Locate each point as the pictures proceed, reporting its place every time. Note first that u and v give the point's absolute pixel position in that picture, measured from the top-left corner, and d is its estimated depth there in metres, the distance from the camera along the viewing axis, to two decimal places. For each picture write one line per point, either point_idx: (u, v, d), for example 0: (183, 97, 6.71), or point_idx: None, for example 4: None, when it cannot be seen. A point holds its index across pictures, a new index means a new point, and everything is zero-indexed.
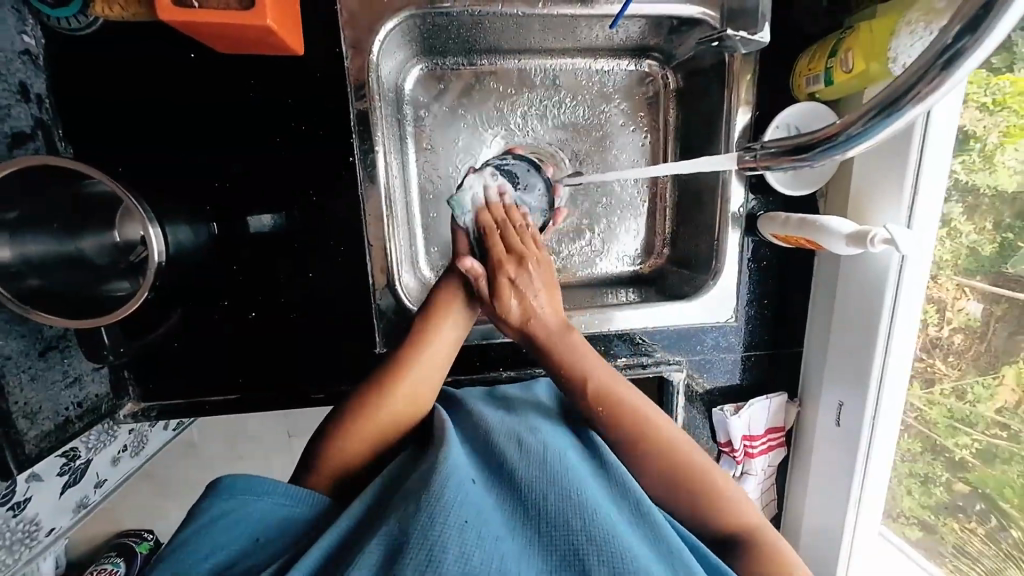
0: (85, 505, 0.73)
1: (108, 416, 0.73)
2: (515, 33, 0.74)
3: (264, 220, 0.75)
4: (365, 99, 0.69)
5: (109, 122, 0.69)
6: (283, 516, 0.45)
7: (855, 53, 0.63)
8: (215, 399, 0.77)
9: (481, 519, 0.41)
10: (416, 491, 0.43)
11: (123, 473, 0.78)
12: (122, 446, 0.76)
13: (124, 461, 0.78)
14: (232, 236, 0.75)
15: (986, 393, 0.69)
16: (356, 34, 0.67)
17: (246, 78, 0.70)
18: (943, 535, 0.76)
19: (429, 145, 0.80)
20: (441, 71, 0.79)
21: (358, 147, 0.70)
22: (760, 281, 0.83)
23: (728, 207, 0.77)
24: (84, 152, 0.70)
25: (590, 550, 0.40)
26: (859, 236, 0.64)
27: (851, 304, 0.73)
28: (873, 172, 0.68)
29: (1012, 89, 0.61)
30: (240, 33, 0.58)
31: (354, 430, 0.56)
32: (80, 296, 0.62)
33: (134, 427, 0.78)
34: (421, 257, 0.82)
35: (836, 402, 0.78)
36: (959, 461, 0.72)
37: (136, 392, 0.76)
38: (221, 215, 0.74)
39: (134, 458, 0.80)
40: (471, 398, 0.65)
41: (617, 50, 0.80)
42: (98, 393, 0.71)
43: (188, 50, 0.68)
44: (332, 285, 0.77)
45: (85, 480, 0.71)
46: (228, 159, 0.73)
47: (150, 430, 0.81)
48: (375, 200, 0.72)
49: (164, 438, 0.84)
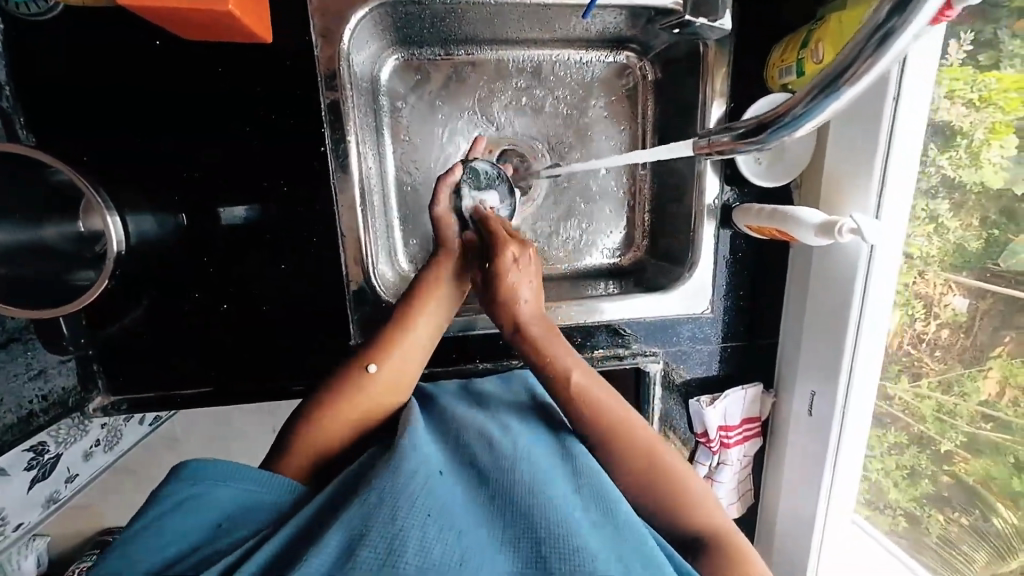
0: (56, 500, 0.73)
1: (76, 411, 0.72)
2: (492, 22, 0.73)
3: (238, 213, 0.73)
4: (336, 89, 0.68)
5: (72, 108, 0.67)
6: (246, 499, 0.45)
7: (825, 44, 0.63)
8: (186, 393, 0.76)
9: (446, 514, 0.41)
10: (381, 479, 0.43)
11: (97, 467, 0.77)
12: (94, 440, 0.75)
13: (96, 456, 0.77)
14: (200, 228, 0.73)
15: (971, 387, 0.69)
16: (326, 21, 0.66)
17: (213, 66, 0.68)
18: (928, 527, 0.76)
19: (406, 136, 0.79)
20: (418, 62, 0.78)
21: (329, 136, 0.69)
22: (735, 272, 0.83)
23: (705, 198, 0.77)
24: (44, 138, 0.67)
25: (555, 552, 0.40)
26: (828, 225, 0.65)
27: (822, 295, 0.74)
28: (840, 160, 0.69)
29: (999, 85, 0.62)
30: (201, 19, 0.57)
31: (332, 413, 0.56)
32: (46, 286, 0.60)
33: (108, 422, 0.77)
34: (399, 250, 0.81)
35: (808, 391, 0.78)
36: (946, 453, 0.73)
37: (106, 384, 0.74)
38: (191, 206, 0.72)
39: (107, 454, 0.78)
40: (445, 397, 0.65)
41: (596, 41, 0.79)
42: (65, 386, 0.71)
43: (153, 37, 0.67)
44: (304, 278, 0.76)
45: (56, 474, 0.70)
46: (196, 148, 0.71)
47: (125, 425, 0.80)
48: (349, 192, 0.71)
49: (141, 432, 0.83)
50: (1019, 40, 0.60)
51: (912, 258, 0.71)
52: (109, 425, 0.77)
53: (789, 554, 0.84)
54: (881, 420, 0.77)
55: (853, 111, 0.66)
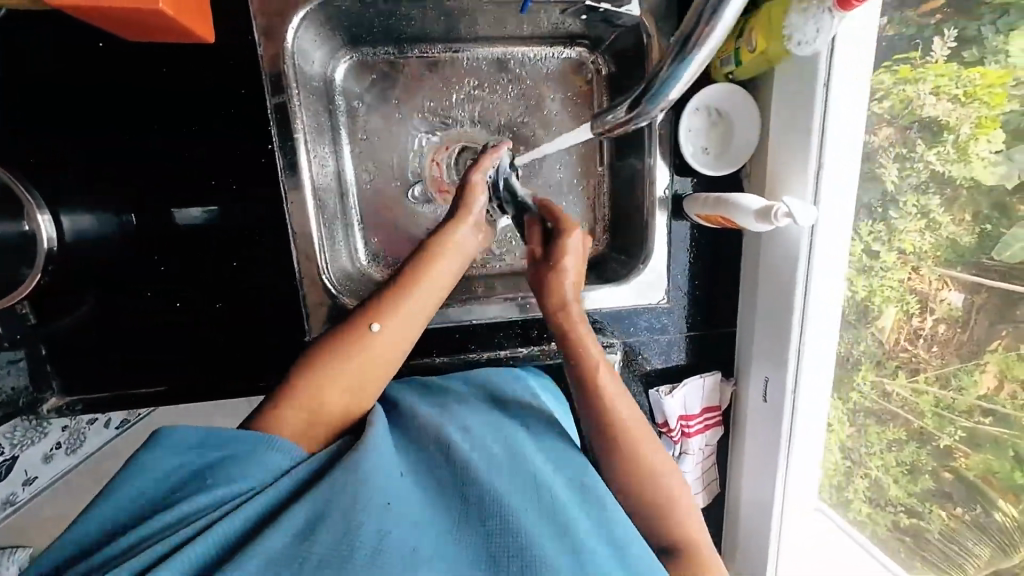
0: (13, 501, 0.78)
1: (28, 412, 0.69)
2: (436, 20, 0.75)
3: (193, 213, 0.74)
4: (282, 91, 0.70)
5: (58, 105, 0.68)
6: (227, 458, 0.46)
7: (757, 33, 0.68)
8: (143, 391, 0.74)
9: (402, 505, 0.46)
10: (341, 464, 0.47)
11: (58, 469, 0.83)
12: (55, 443, 0.80)
13: (57, 458, 0.82)
14: (148, 227, 0.74)
15: (969, 381, 0.66)
16: (269, 22, 0.68)
17: (156, 65, 0.68)
18: (930, 521, 0.73)
19: (364, 135, 0.80)
20: (372, 62, 0.79)
21: (275, 134, 0.71)
22: (695, 259, 0.84)
23: (654, 189, 0.80)
24: (30, 135, 0.67)
25: (505, 550, 0.45)
26: (766, 211, 0.68)
27: (769, 281, 0.76)
28: (782, 149, 0.71)
29: (982, 81, 0.60)
30: (135, 18, 0.57)
31: (321, 382, 0.54)
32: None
33: (69, 426, 0.82)
34: (361, 249, 0.82)
35: (762, 377, 0.80)
36: (944, 450, 0.70)
37: (60, 385, 0.72)
38: (138, 206, 0.73)
39: (69, 456, 0.83)
40: (405, 394, 0.65)
41: (547, 37, 0.80)
42: (16, 386, 0.67)
43: (97, 39, 0.67)
44: (253, 277, 0.76)
45: (14, 476, 0.76)
46: (137, 148, 0.71)
47: (87, 428, 0.85)
48: (300, 188, 0.73)
49: (105, 436, 0.88)
50: (1004, 35, 0.59)
51: (906, 253, 0.69)
52: (69, 428, 0.82)
53: (753, 538, 0.85)
54: (882, 417, 0.76)
55: (787, 101, 0.69)
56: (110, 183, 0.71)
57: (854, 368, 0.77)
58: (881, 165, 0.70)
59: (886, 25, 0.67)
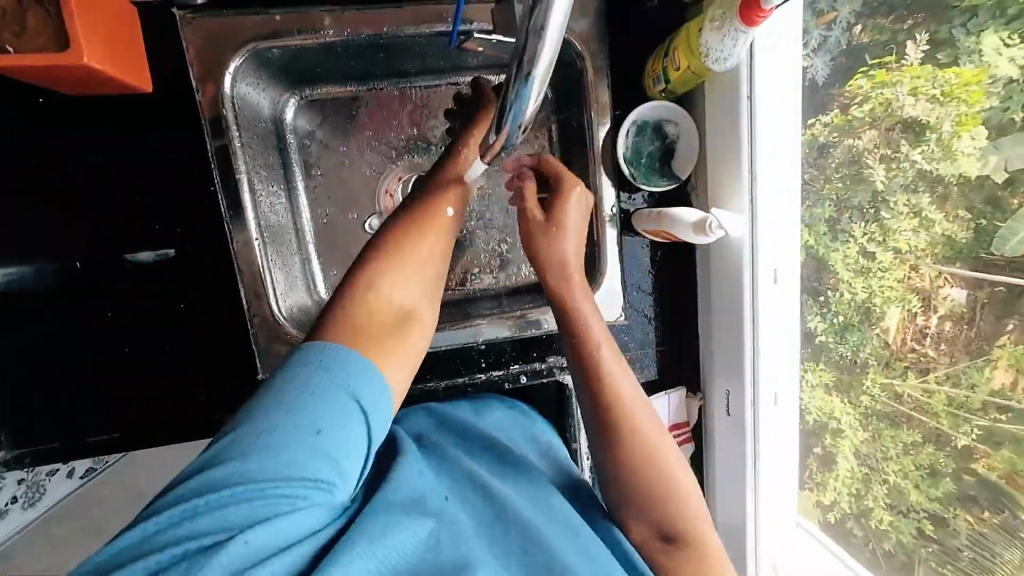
0: None
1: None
2: (379, 55, 0.73)
3: (144, 256, 0.75)
4: (222, 134, 0.68)
5: (62, 109, 0.70)
6: (284, 461, 0.41)
7: (679, 53, 0.70)
8: (96, 437, 0.74)
9: (465, 531, 0.52)
10: (390, 503, 0.51)
11: (16, 521, 0.88)
12: (12, 497, 0.85)
13: (14, 512, 0.87)
14: (96, 274, 0.75)
15: (982, 377, 0.62)
16: (205, 67, 0.66)
17: (102, 118, 0.71)
18: (957, 527, 0.66)
19: (318, 170, 0.80)
20: (320, 98, 0.78)
21: (218, 174, 0.68)
22: (658, 275, 0.85)
23: (603, 211, 0.77)
24: (30, 135, 0.70)
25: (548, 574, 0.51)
26: (701, 223, 0.71)
27: (718, 288, 0.77)
28: (721, 162, 0.73)
29: (958, 80, 0.59)
30: (67, 73, 0.59)
31: (390, 261, 0.61)
32: None
33: (25, 479, 0.86)
34: (319, 281, 0.81)
35: (724, 390, 0.80)
36: (964, 450, 0.64)
37: (6, 439, 0.71)
38: (88, 254, 0.74)
39: (27, 510, 0.88)
40: (421, 424, 0.70)
41: (497, 65, 0.78)
42: None
43: (37, 94, 0.69)
44: (208, 318, 0.77)
45: None
46: (87, 196, 0.73)
47: (48, 480, 0.89)
48: (246, 228, 0.70)
49: (71, 485, 0.92)
50: (976, 35, 0.58)
51: (902, 252, 0.66)
52: (26, 482, 0.86)
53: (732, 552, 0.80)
54: (894, 419, 0.69)
55: (719, 115, 0.72)
56: (110, 182, 0.73)
57: (862, 371, 0.72)
58: (868, 166, 0.68)
59: (860, 33, 0.67)
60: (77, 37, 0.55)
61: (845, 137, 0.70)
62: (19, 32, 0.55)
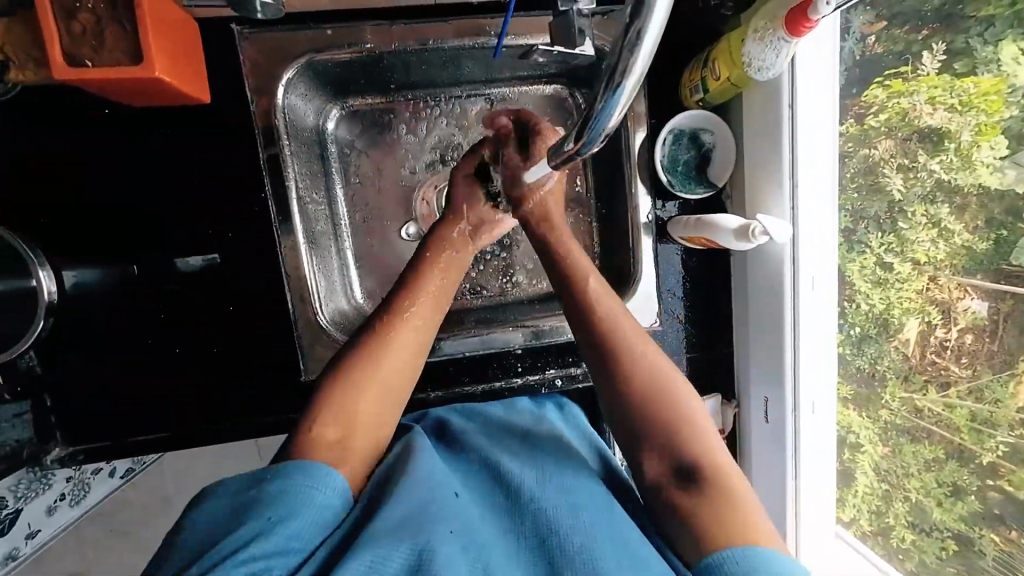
0: (14, 556, 0.86)
1: (34, 463, 0.73)
2: (419, 67, 0.77)
3: (194, 261, 0.79)
4: (274, 142, 0.72)
5: (117, 127, 0.75)
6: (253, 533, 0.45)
7: (720, 63, 0.72)
8: (141, 437, 0.78)
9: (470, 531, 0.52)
10: (391, 507, 0.52)
11: (61, 521, 0.91)
12: (59, 495, 0.88)
13: (61, 509, 0.90)
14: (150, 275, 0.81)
15: (1005, 393, 0.61)
16: (259, 80, 0.70)
17: (156, 129, 0.76)
18: (983, 548, 0.65)
19: (356, 178, 0.83)
20: (359, 108, 0.82)
21: (268, 182, 0.72)
22: (690, 282, 0.86)
23: (639, 215, 0.81)
24: (29, 135, 0.74)
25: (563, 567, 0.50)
26: (744, 230, 0.71)
27: (756, 294, 0.78)
28: (761, 165, 0.74)
29: (976, 90, 0.60)
30: (133, 85, 0.63)
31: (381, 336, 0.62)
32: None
33: (72, 475, 0.90)
34: (356, 287, 0.84)
35: (761, 397, 0.80)
36: (988, 467, 0.63)
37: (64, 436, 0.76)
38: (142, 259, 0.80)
39: (73, 508, 0.91)
40: (450, 416, 0.72)
41: (529, 77, 0.82)
42: (21, 438, 0.71)
43: (103, 106, 0.74)
44: (247, 321, 0.80)
45: (15, 531, 0.84)
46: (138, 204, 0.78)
47: (92, 478, 0.93)
48: (294, 234, 0.74)
49: (110, 484, 0.96)
50: (993, 45, 0.59)
51: (920, 264, 0.66)
52: (73, 479, 0.90)
53: None
54: (915, 435, 0.69)
55: (758, 125, 0.73)
56: (158, 192, 0.77)
57: (881, 385, 0.72)
58: (884, 175, 0.69)
59: (873, 44, 0.68)
60: (152, 55, 0.59)
61: (861, 147, 0.71)
62: (96, 49, 0.59)
